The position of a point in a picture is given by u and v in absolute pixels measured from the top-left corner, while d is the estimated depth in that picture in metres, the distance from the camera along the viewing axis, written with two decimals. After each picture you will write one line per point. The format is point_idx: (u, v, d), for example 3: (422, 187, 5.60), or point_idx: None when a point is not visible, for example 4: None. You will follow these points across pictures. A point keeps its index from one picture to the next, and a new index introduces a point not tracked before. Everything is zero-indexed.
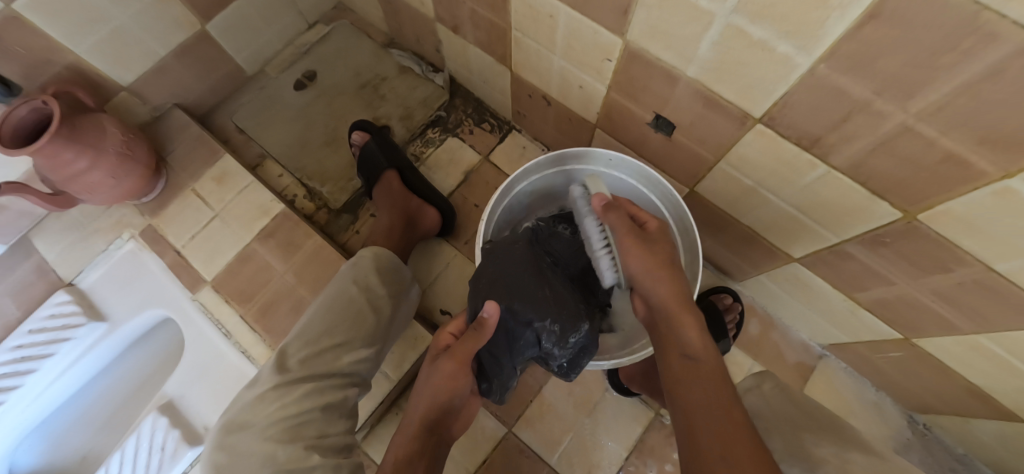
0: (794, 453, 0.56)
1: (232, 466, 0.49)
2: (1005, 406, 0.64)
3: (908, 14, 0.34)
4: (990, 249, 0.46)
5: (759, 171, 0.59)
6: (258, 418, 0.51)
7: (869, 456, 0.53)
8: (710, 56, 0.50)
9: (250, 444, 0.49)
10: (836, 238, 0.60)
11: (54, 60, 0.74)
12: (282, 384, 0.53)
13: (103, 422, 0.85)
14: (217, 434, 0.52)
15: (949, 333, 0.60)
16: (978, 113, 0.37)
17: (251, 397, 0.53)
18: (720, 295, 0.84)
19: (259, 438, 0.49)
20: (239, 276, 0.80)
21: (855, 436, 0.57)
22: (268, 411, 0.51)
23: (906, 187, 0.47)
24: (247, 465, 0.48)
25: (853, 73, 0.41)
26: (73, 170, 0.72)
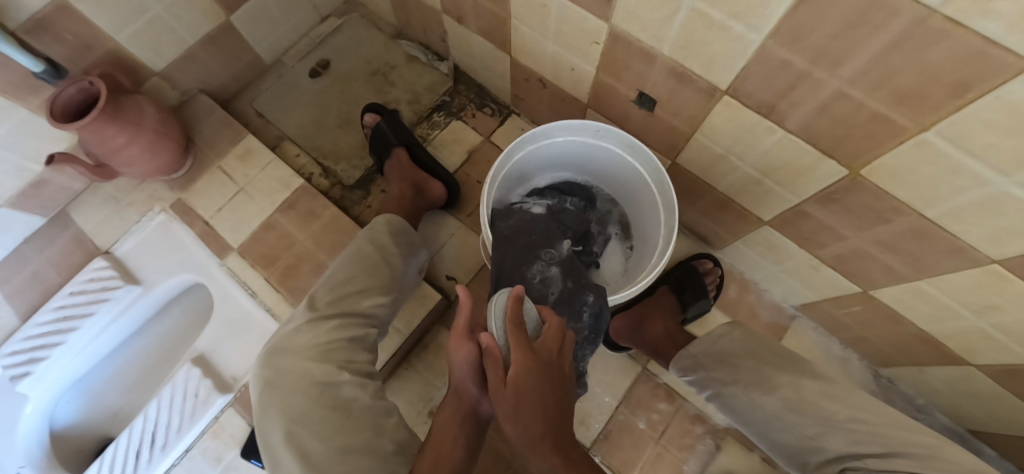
0: (758, 383, 0.64)
1: (273, 384, 0.56)
2: (947, 348, 0.73)
3: None
4: (917, 197, 0.55)
5: (728, 140, 0.68)
6: (295, 345, 0.59)
7: (821, 382, 0.61)
8: (681, 36, 0.58)
9: (288, 365, 0.57)
10: (796, 197, 0.68)
11: (98, 46, 0.82)
12: (313, 319, 0.61)
13: (136, 380, 0.93)
14: (257, 362, 0.59)
15: (895, 281, 0.69)
16: (892, 76, 0.45)
17: (287, 330, 0.61)
18: (700, 261, 0.92)
19: (297, 360, 0.57)
20: (265, 243, 0.88)
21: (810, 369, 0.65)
22: (302, 340, 0.59)
23: (845, 145, 0.56)
24: (287, 382, 0.56)
25: (795, 46, 0.49)
26: (116, 145, 0.79)
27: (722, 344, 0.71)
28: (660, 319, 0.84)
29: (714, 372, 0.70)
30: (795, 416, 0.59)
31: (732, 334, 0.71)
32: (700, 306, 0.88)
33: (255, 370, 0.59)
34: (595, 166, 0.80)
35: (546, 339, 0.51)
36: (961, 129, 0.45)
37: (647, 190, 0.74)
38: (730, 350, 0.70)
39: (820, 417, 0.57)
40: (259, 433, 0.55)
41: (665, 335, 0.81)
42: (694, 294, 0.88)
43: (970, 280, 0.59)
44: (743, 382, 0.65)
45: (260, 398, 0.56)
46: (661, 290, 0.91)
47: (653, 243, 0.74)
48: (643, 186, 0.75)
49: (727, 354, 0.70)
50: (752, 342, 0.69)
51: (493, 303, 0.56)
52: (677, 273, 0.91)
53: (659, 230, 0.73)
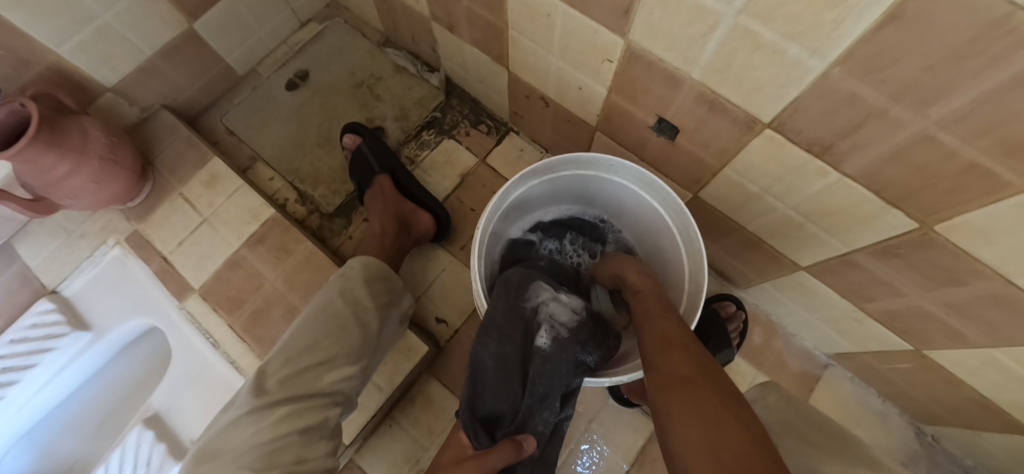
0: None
1: None
2: (1019, 421, 0.62)
3: (933, 15, 0.31)
4: (1012, 264, 0.44)
5: (765, 178, 0.57)
6: (233, 444, 0.49)
7: None
8: (716, 57, 0.47)
9: (223, 471, 0.47)
10: (846, 247, 0.58)
11: (34, 60, 0.71)
12: (258, 407, 0.50)
13: (89, 434, 0.83)
14: (193, 459, 0.49)
15: (963, 346, 0.58)
16: (1006, 122, 0.34)
17: (227, 421, 0.50)
18: (723, 303, 0.82)
19: (234, 466, 0.47)
20: (229, 283, 0.78)
21: (865, 456, 0.54)
22: (242, 438, 0.49)
23: (922, 196, 0.45)
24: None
25: (870, 77, 0.38)
26: (56, 175, 0.69)
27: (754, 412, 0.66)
28: None
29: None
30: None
31: (764, 401, 0.66)
32: (723, 357, 0.77)
33: (188, 470, 0.49)
34: (605, 202, 0.69)
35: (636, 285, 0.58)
36: None
37: (667, 233, 0.63)
38: (765, 421, 0.64)
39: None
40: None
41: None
42: (715, 343, 0.77)
43: None
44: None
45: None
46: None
47: (675, 293, 0.64)
48: (661, 227, 0.64)
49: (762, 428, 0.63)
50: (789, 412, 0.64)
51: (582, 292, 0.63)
52: (696, 317, 0.80)
53: (682, 280, 0.62)
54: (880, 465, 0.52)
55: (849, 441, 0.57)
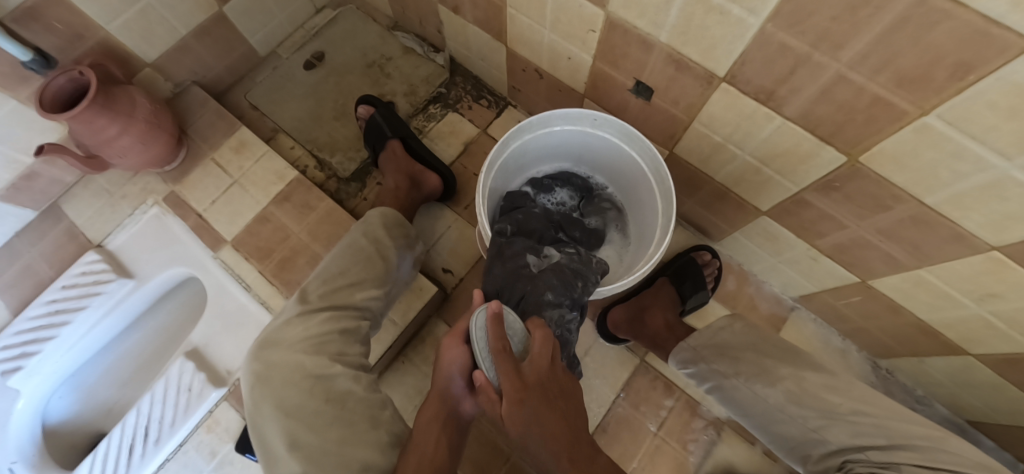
0: (760, 374, 0.64)
1: (265, 375, 0.56)
2: (948, 338, 0.72)
3: None
4: (919, 185, 0.54)
5: (725, 127, 0.67)
6: (286, 339, 0.58)
7: (820, 372, 0.61)
8: (679, 21, 0.57)
9: (278, 358, 0.57)
10: (795, 186, 0.68)
11: (89, 36, 0.80)
12: (305, 312, 0.60)
13: (132, 374, 0.92)
14: (249, 355, 0.59)
15: (896, 271, 0.68)
16: (893, 59, 0.45)
17: (277, 323, 0.60)
18: (699, 253, 0.91)
19: (288, 352, 0.56)
20: (259, 235, 0.87)
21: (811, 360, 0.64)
22: (293, 333, 0.58)
23: (845, 131, 0.55)
24: (279, 374, 0.55)
25: (794, 29, 0.49)
26: (108, 135, 0.78)
27: (722, 336, 0.71)
28: (660, 312, 0.83)
29: (714, 365, 0.69)
30: (798, 409, 0.59)
31: (733, 328, 0.70)
32: (699, 297, 0.88)
33: (246, 364, 0.58)
34: (593, 156, 0.79)
35: (535, 359, 0.50)
36: (963, 112, 0.44)
37: (643, 177, 0.73)
38: (731, 343, 0.69)
39: (823, 410, 0.57)
40: (252, 428, 0.54)
41: (665, 329, 0.81)
42: (693, 286, 0.87)
43: (972, 268, 0.59)
44: (744, 375, 0.65)
45: (251, 393, 0.56)
46: (660, 281, 0.90)
47: (653, 227, 0.74)
48: (637, 169, 0.74)
49: (727, 347, 0.69)
50: (752, 336, 0.69)
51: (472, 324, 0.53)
52: (676, 264, 0.90)
53: (657, 212, 0.72)
54: (820, 364, 0.62)
55: (796, 350, 0.65)
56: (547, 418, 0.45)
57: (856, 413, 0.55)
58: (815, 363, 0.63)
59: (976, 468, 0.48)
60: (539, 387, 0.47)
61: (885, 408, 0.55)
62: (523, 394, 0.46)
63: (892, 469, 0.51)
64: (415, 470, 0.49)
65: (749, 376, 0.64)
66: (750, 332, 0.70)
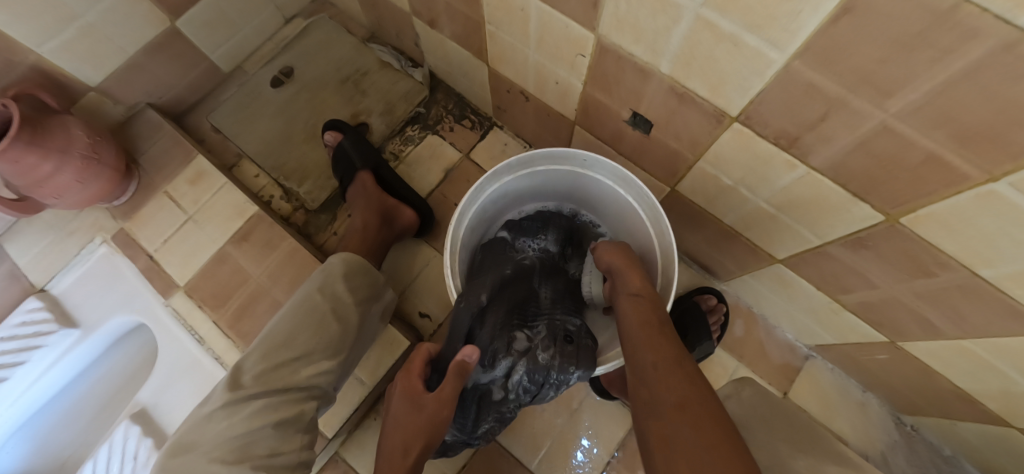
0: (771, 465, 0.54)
1: None
2: (991, 408, 0.62)
3: (883, 7, 0.31)
4: (974, 254, 0.44)
5: (737, 170, 0.57)
6: (211, 437, 0.50)
7: (846, 468, 0.51)
8: (683, 50, 0.47)
9: (195, 465, 0.49)
10: (818, 239, 0.58)
11: (17, 60, 0.72)
12: (233, 401, 0.51)
13: (83, 429, 0.84)
14: (166, 452, 0.51)
15: (934, 336, 0.58)
16: (959, 113, 0.35)
17: (202, 413, 0.52)
18: (704, 296, 0.82)
19: (207, 457, 0.49)
20: (214, 278, 0.79)
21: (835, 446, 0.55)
22: (218, 430, 0.50)
23: (884, 188, 0.45)
24: None
25: (828, 70, 0.39)
26: (41, 173, 0.70)
27: (729, 406, 0.65)
28: None
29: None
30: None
31: (740, 396, 0.65)
32: (704, 346, 0.78)
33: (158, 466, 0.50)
34: (583, 196, 0.70)
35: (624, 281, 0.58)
36: None
37: (640, 223, 0.64)
38: (739, 413, 0.63)
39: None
40: None
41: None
42: (696, 336, 0.77)
43: None
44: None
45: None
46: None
47: (651, 283, 0.64)
48: (634, 217, 0.64)
49: (734, 418, 0.62)
50: (761, 405, 0.63)
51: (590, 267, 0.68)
52: (676, 311, 0.81)
53: (655, 269, 0.63)
54: (849, 460, 0.53)
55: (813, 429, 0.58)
56: (653, 331, 0.51)
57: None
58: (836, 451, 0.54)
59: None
60: (649, 323, 0.52)
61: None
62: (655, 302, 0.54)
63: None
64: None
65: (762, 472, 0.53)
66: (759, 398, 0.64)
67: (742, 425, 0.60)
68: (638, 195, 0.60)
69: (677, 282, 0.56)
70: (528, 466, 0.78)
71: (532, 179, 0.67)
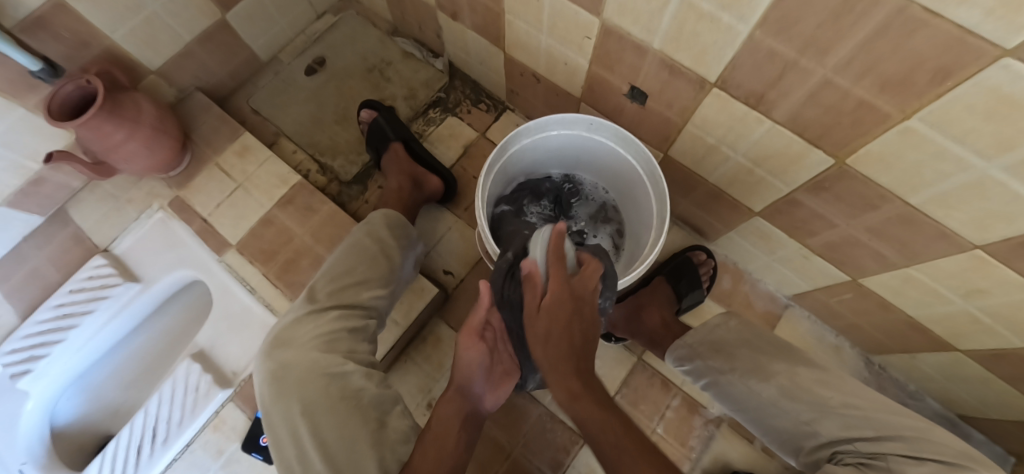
0: (755, 371, 0.65)
1: (279, 372, 0.57)
2: (936, 333, 0.74)
3: None
4: (905, 184, 0.56)
5: (718, 130, 0.69)
6: (299, 338, 0.60)
7: (812, 368, 0.62)
8: (671, 27, 0.60)
9: (291, 355, 0.58)
10: (787, 186, 0.69)
11: (95, 44, 0.82)
12: (314, 310, 0.62)
13: (138, 377, 0.93)
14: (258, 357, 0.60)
15: (885, 268, 0.70)
16: (877, 63, 0.47)
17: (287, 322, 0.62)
18: (696, 252, 0.93)
19: (300, 350, 0.58)
20: (263, 238, 0.89)
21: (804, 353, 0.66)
22: (303, 332, 0.60)
23: (832, 134, 0.57)
24: (292, 374, 0.56)
25: (781, 36, 0.51)
26: (114, 141, 0.80)
27: (718, 333, 0.72)
28: (657, 310, 0.86)
29: (709, 362, 0.71)
30: (790, 404, 0.61)
31: (728, 325, 0.72)
32: (695, 296, 0.89)
33: (259, 363, 0.59)
34: (589, 159, 0.81)
35: (585, 288, 0.56)
36: (943, 114, 0.46)
37: (637, 177, 0.75)
38: (727, 340, 0.71)
39: (814, 404, 0.59)
40: (268, 427, 0.56)
41: (662, 327, 0.83)
42: (689, 284, 0.89)
43: (957, 265, 0.61)
44: (738, 371, 0.67)
45: (264, 390, 0.57)
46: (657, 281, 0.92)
47: (646, 226, 0.77)
48: (627, 172, 0.77)
49: (723, 344, 0.71)
50: (746, 333, 0.71)
51: (539, 237, 0.60)
52: (671, 266, 0.91)
53: (648, 212, 0.76)
54: (813, 360, 0.64)
55: (789, 345, 0.67)
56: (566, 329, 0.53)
57: (848, 419, 0.56)
58: (807, 359, 0.64)
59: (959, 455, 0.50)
60: (574, 306, 0.54)
61: (877, 403, 0.57)
62: (574, 330, 0.53)
63: (880, 461, 0.52)
64: (437, 439, 0.53)
65: (742, 374, 0.66)
66: (746, 327, 0.71)
67: (728, 344, 0.70)
68: (625, 142, 0.72)
69: (666, 188, 0.67)
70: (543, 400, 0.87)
71: (532, 147, 0.77)
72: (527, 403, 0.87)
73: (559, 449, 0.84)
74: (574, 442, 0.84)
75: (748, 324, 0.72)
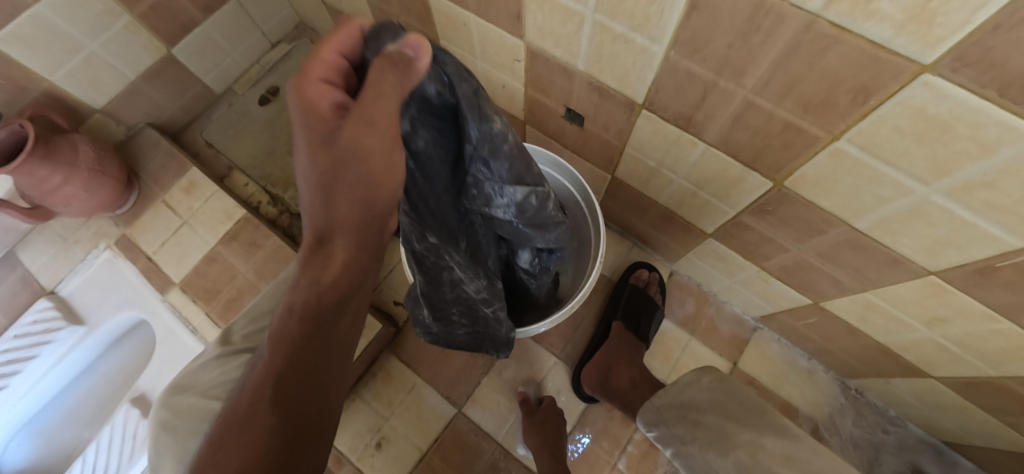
0: (718, 440, 0.60)
1: (173, 420, 0.54)
2: (907, 359, 0.68)
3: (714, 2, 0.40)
4: (847, 209, 0.52)
5: (656, 152, 0.65)
6: (201, 382, 0.57)
7: (780, 439, 0.57)
8: (590, 49, 0.56)
9: (189, 400, 0.55)
10: (732, 209, 0.65)
11: (32, 87, 0.82)
12: (225, 354, 0.60)
13: (86, 421, 0.90)
14: (160, 404, 0.57)
15: (844, 293, 0.65)
16: (794, 83, 0.43)
17: (196, 365, 0.60)
18: (637, 272, 0.89)
19: (200, 398, 0.55)
20: (206, 276, 0.87)
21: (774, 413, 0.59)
22: (208, 376, 0.58)
23: (766, 157, 0.53)
24: (184, 422, 0.53)
25: (695, 57, 0.47)
26: (51, 185, 0.79)
27: (687, 394, 0.67)
28: (625, 366, 0.80)
29: (674, 427, 0.66)
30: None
31: (699, 384, 0.67)
32: (658, 319, 0.86)
33: (155, 412, 0.57)
34: None
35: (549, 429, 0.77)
36: (872, 136, 0.42)
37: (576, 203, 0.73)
38: (696, 402, 0.65)
39: None
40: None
41: (630, 386, 0.78)
42: (647, 315, 0.85)
43: (914, 292, 0.56)
44: (699, 441, 0.61)
45: (155, 441, 0.53)
46: (616, 328, 0.84)
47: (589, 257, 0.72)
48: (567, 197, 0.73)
49: (690, 408, 0.65)
50: (719, 393, 0.64)
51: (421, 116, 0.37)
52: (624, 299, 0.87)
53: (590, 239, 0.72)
54: (785, 427, 0.58)
55: (762, 409, 0.60)
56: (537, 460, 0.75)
57: None
58: (776, 423, 0.59)
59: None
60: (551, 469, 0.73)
61: (823, 459, 0.54)
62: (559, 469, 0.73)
63: None
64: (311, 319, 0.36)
65: (703, 443, 0.61)
66: (719, 385, 0.65)
67: (697, 407, 0.65)
68: (560, 170, 0.69)
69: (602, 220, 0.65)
70: (496, 437, 0.83)
71: None
72: (480, 441, 0.83)
73: None
74: None
75: (724, 379, 0.66)
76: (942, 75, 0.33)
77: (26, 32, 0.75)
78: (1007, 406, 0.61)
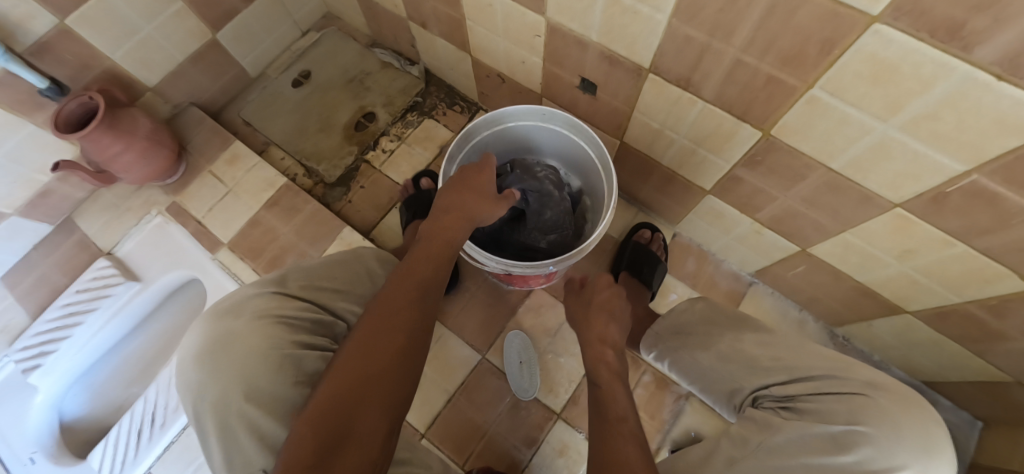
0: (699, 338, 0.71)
1: (224, 347, 0.56)
2: (884, 297, 0.77)
3: None
4: (824, 151, 0.61)
5: (660, 114, 0.74)
6: (253, 310, 0.59)
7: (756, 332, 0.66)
8: (602, 21, 0.66)
9: (240, 327, 0.57)
10: (728, 163, 0.74)
11: (96, 65, 0.91)
12: (283, 295, 0.62)
13: (136, 373, 0.97)
14: (206, 330, 0.59)
15: (826, 236, 0.74)
16: (775, 39, 0.52)
17: (250, 294, 0.62)
18: (641, 233, 0.99)
19: (252, 330, 0.57)
20: (251, 237, 0.95)
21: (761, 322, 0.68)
22: (262, 307, 0.60)
23: (755, 109, 0.62)
24: (240, 347, 0.55)
25: (692, 22, 0.57)
26: (114, 152, 0.88)
27: (684, 317, 0.75)
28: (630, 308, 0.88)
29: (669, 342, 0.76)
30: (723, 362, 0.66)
31: (693, 308, 0.75)
32: (661, 270, 0.93)
33: (205, 331, 0.58)
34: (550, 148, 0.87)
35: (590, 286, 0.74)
36: (839, 83, 0.51)
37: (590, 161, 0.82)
38: (691, 323, 0.74)
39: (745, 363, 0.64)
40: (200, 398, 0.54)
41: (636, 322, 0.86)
42: (650, 267, 0.93)
43: (884, 227, 0.65)
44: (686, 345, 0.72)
45: (204, 365, 0.55)
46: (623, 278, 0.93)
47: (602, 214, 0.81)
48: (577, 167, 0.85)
49: (685, 326, 0.74)
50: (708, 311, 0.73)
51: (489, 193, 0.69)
52: (629, 254, 0.95)
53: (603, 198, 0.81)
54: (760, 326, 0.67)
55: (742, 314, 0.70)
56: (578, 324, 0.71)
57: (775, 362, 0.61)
58: (757, 326, 0.67)
59: (862, 386, 0.53)
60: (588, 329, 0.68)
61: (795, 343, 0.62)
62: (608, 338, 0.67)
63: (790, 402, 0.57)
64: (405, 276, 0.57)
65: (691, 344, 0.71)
66: (711, 309, 0.74)
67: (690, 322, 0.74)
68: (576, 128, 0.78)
69: (614, 174, 0.73)
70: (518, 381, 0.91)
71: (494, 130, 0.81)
72: (502, 383, 0.91)
73: (533, 427, 0.88)
74: (547, 418, 0.89)
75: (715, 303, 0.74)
76: (887, 24, 0.42)
77: (95, 14, 0.84)
78: (970, 331, 0.70)
